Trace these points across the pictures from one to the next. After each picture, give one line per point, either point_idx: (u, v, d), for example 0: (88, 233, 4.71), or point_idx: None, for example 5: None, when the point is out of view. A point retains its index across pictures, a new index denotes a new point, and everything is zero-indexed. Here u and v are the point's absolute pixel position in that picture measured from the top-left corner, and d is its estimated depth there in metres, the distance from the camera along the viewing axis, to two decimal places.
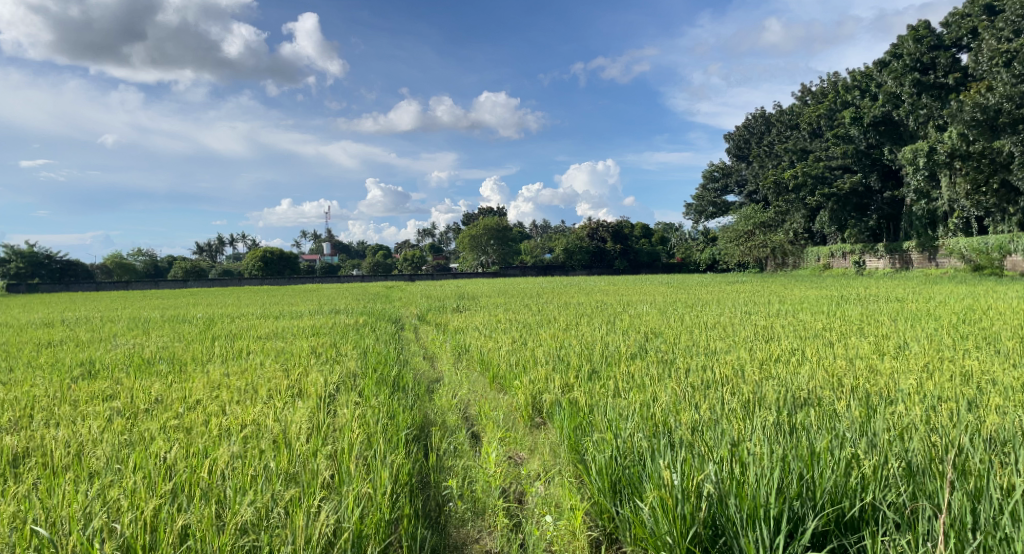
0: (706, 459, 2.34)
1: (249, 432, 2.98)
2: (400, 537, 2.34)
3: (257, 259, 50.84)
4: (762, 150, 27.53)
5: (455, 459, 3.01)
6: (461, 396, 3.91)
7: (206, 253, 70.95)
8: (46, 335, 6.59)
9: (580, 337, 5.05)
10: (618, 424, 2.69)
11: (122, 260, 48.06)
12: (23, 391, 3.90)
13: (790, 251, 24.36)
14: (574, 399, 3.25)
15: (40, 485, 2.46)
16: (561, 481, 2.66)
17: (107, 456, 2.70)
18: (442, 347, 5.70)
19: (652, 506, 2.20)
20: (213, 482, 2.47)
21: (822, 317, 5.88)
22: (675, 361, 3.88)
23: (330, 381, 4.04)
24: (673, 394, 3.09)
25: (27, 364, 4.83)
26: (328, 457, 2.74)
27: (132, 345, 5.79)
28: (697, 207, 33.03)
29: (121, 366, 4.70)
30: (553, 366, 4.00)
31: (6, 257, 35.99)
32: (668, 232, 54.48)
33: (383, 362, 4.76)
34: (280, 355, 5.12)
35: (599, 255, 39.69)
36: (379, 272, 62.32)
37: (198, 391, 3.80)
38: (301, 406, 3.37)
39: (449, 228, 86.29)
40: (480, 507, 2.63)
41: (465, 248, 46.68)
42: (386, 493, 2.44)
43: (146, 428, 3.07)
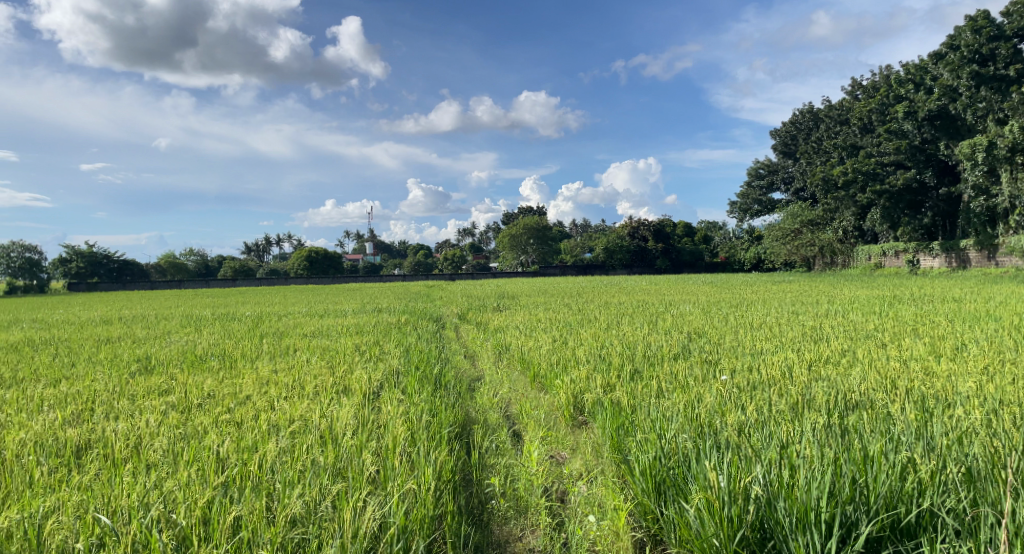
0: (753, 461, 2.30)
1: (297, 428, 3.06)
2: (445, 533, 2.37)
3: (303, 259, 52.03)
4: (810, 147, 26.86)
5: (497, 456, 3.02)
6: (502, 395, 3.92)
7: (254, 253, 72.85)
8: (104, 332, 6.85)
9: (621, 337, 5.02)
10: (662, 424, 2.67)
11: (175, 259, 49.70)
12: (84, 385, 4.07)
13: (839, 250, 23.65)
14: (617, 398, 3.23)
15: (101, 475, 2.57)
16: (604, 481, 2.65)
17: (163, 448, 2.80)
18: (483, 346, 5.71)
19: (697, 507, 2.17)
20: (262, 475, 2.55)
21: (875, 317, 5.70)
22: (720, 361, 3.83)
23: (374, 378, 4.10)
24: (718, 395, 3.05)
25: (88, 360, 5.05)
26: (374, 453, 2.78)
27: (185, 342, 5.99)
28: (742, 205, 32.42)
29: (175, 362, 4.89)
30: (595, 366, 3.99)
31: (68, 257, 37.62)
32: (711, 231, 53.56)
33: (425, 360, 4.80)
34: (325, 352, 5.24)
35: (640, 255, 39.27)
36: (420, 271, 62.98)
37: (248, 387, 3.91)
38: (347, 403, 3.44)
39: (488, 228, 86.59)
40: (523, 505, 2.65)
41: (505, 248, 46.81)
42: (430, 489, 2.47)
43: (200, 422, 3.17)
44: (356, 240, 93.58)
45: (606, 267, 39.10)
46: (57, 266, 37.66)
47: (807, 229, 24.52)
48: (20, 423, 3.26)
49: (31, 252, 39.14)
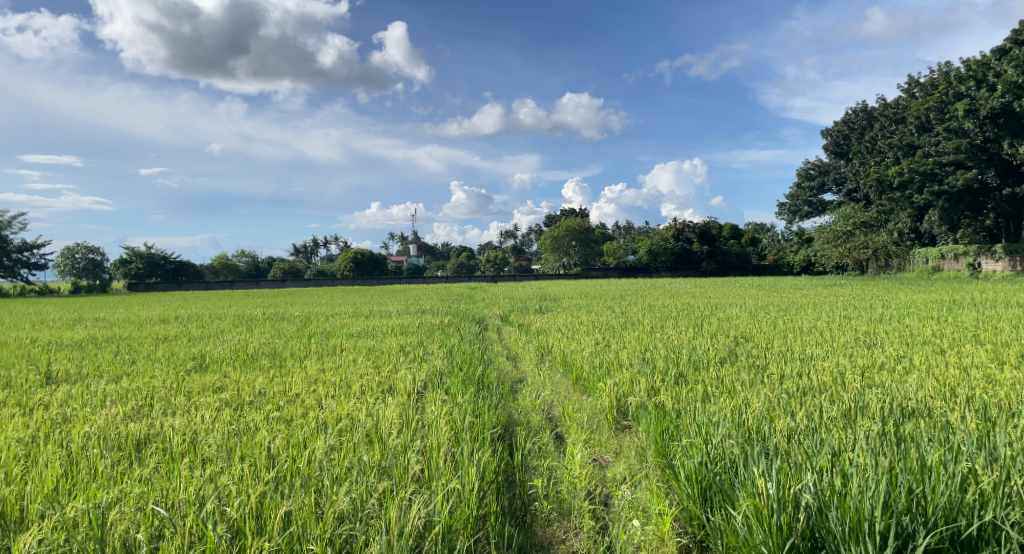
0: (803, 469, 2.25)
1: (344, 426, 3.12)
2: (489, 534, 2.39)
3: (348, 260, 53.05)
4: (863, 146, 26.05)
5: (540, 458, 3.03)
6: (545, 397, 3.93)
7: (302, 254, 74.73)
8: (162, 331, 7.14)
9: (666, 341, 4.97)
10: (709, 429, 2.63)
11: (227, 261, 51.21)
12: (144, 382, 4.23)
13: (894, 252, 22.87)
14: (661, 402, 3.20)
15: (161, 469, 2.68)
16: (648, 485, 2.62)
17: (217, 444, 2.90)
18: (525, 348, 5.72)
19: (745, 515, 2.14)
20: (311, 472, 2.61)
21: (932, 322, 5.50)
22: (768, 367, 3.74)
23: (419, 378, 4.17)
24: (766, 400, 2.99)
25: (147, 357, 5.26)
26: (418, 453, 2.82)
27: (237, 341, 6.18)
28: (791, 207, 31.65)
29: (228, 360, 5.05)
30: (638, 369, 3.96)
31: (128, 258, 39.13)
32: (759, 232, 52.43)
33: (468, 361, 4.85)
34: (371, 352, 5.32)
35: (684, 257, 38.71)
36: (463, 273, 63.43)
37: (297, 385, 4.01)
38: (392, 402, 3.50)
39: (530, 230, 86.65)
40: (566, 508, 2.64)
41: (547, 250, 46.78)
42: (474, 489, 2.50)
43: (251, 419, 3.27)
44: (400, 240, 94.72)
45: (650, 270, 38.70)
46: (118, 267, 39.20)
47: (860, 231, 23.84)
48: (86, 416, 3.42)
49: (94, 252, 40.90)
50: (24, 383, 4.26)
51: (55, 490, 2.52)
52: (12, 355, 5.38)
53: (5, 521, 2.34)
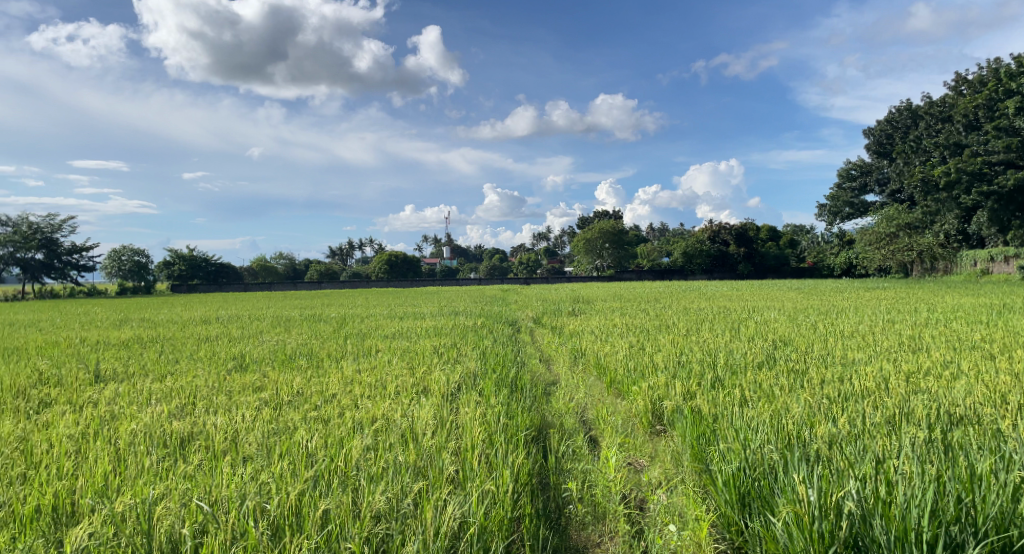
0: (846, 476, 2.20)
1: (380, 426, 3.16)
2: (523, 535, 2.40)
3: (383, 262, 53.76)
4: (908, 145, 25.36)
5: (574, 461, 3.01)
6: (578, 400, 3.91)
7: (337, 256, 75.84)
8: (203, 331, 7.32)
9: (702, 344, 4.90)
10: (747, 434, 2.59)
11: (266, 263, 52.35)
12: (187, 381, 4.35)
13: (940, 254, 21.96)
14: (697, 406, 3.16)
15: (204, 466, 2.75)
16: (684, 490, 2.60)
17: (257, 443, 2.96)
18: (559, 351, 5.70)
19: (785, 521, 2.10)
20: (348, 471, 2.65)
21: (981, 327, 5.31)
22: (808, 372, 3.66)
23: (452, 379, 4.20)
24: (806, 405, 2.93)
25: (190, 357, 5.40)
26: (453, 454, 2.84)
27: (276, 342, 6.30)
28: (832, 207, 30.95)
29: (267, 360, 5.16)
30: (673, 373, 3.90)
31: (171, 260, 40.35)
32: (798, 233, 51.40)
33: (502, 363, 4.87)
34: (405, 354, 5.37)
35: (721, 259, 38.16)
36: (495, 275, 63.65)
37: (334, 386, 4.08)
38: (426, 403, 3.53)
39: (564, 232, 86.49)
40: (601, 512, 2.63)
41: (580, 252, 46.63)
42: (509, 491, 2.51)
43: (290, 418, 3.33)
44: (433, 243, 95.50)
45: (685, 272, 38.24)
46: (162, 269, 40.44)
47: (904, 232, 23.14)
48: (133, 414, 3.52)
49: (139, 254, 42.16)
50: (74, 382, 4.42)
51: (104, 486, 2.60)
52: (61, 354, 5.55)
53: (58, 513, 2.42)
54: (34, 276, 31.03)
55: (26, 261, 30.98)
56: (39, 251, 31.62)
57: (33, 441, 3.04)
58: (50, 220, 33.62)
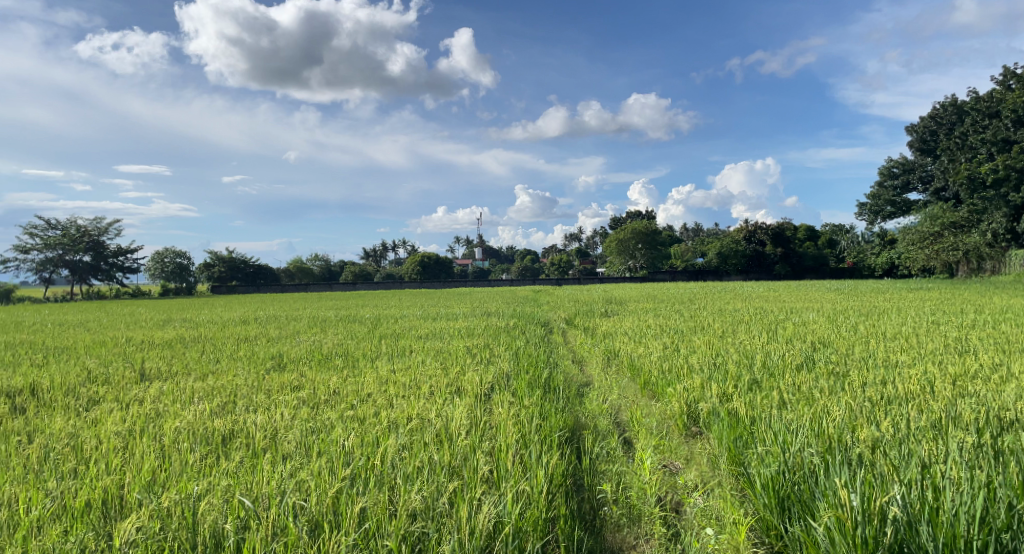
0: (890, 482, 2.16)
1: (415, 425, 3.19)
2: (558, 536, 2.39)
3: (416, 263, 54.34)
4: (953, 142, 24.65)
5: (609, 463, 3.00)
6: (612, 401, 3.90)
7: (370, 256, 76.68)
8: (242, 331, 7.48)
9: (738, 345, 4.83)
10: (786, 437, 2.55)
11: (302, 265, 53.32)
12: (228, 380, 4.45)
13: (987, 254, 20.62)
14: (734, 409, 3.12)
15: (245, 463, 2.81)
16: (721, 493, 2.56)
17: (296, 441, 3.02)
18: (592, 352, 5.68)
19: (826, 526, 2.07)
20: (385, 470, 2.68)
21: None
22: (849, 374, 3.58)
23: (485, 379, 4.22)
24: (848, 409, 2.87)
25: (230, 356, 5.53)
26: (487, 454, 2.85)
27: (312, 342, 6.42)
28: (872, 207, 30.25)
29: (305, 360, 5.27)
30: (709, 375, 3.86)
31: (211, 262, 41.39)
32: (837, 233, 50.32)
33: (535, 364, 4.87)
34: (439, 354, 5.42)
35: (757, 259, 37.55)
36: (528, 275, 63.77)
37: (370, 385, 4.13)
38: (460, 403, 3.55)
39: (596, 233, 86.17)
40: (636, 514, 2.62)
41: (613, 253, 46.41)
42: (543, 492, 2.51)
43: (327, 417, 3.38)
44: (465, 244, 96.03)
45: (719, 272, 37.71)
46: (202, 270, 41.52)
47: (948, 232, 22.29)
48: (176, 412, 3.62)
49: (181, 256, 43.23)
50: (121, 380, 4.56)
51: (150, 481, 2.68)
52: (108, 353, 5.73)
53: (107, 508, 2.50)
54: (82, 277, 32.08)
55: (75, 264, 32.01)
56: (87, 253, 32.64)
57: (83, 438, 3.15)
58: (97, 223, 34.67)
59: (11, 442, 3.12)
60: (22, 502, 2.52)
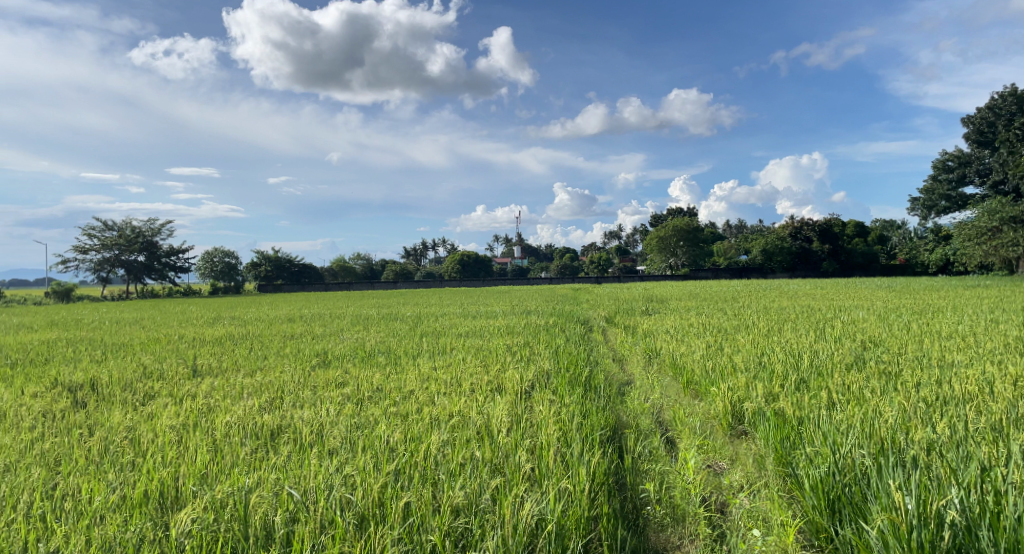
0: (947, 486, 2.10)
1: (456, 423, 3.22)
2: (601, 535, 2.38)
3: (457, 261, 54.85)
4: (1013, 133, 23.65)
5: (651, 463, 2.98)
6: (653, 401, 3.86)
7: (410, 256, 77.67)
8: (288, 329, 7.65)
9: (784, 344, 4.73)
10: (836, 438, 2.49)
11: (345, 264, 54.32)
12: (275, 376, 4.57)
13: None
14: (781, 409, 3.05)
15: (293, 458, 2.87)
16: (768, 494, 2.52)
17: (341, 437, 3.08)
18: (632, 350, 5.63)
19: (879, 530, 2.02)
20: (428, 466, 2.71)
21: None
22: (902, 374, 3.47)
23: (526, 378, 4.23)
24: (901, 409, 2.79)
25: (277, 353, 5.68)
26: (529, 452, 2.86)
27: (356, 339, 6.54)
28: (926, 201, 29.20)
29: (348, 357, 5.37)
30: (755, 374, 3.79)
31: (258, 261, 42.50)
32: (888, 229, 48.73)
33: (575, 362, 4.86)
34: (480, 352, 5.46)
35: (803, 256, 36.65)
36: (567, 273, 63.61)
37: (411, 382, 4.19)
38: (501, 401, 3.56)
39: (636, 231, 85.42)
40: (680, 514, 2.59)
41: (653, 250, 45.97)
42: (586, 490, 2.51)
43: (371, 414, 3.44)
44: (505, 242, 96.32)
45: (764, 270, 36.95)
46: (250, 269, 42.66)
47: (1008, 227, 21.18)
48: (227, 407, 3.74)
49: (229, 255, 44.45)
50: (175, 375, 4.74)
51: (203, 474, 2.77)
52: (163, 349, 5.96)
53: (164, 499, 2.59)
54: (137, 276, 33.30)
55: (130, 263, 33.26)
56: (141, 253, 33.87)
57: (141, 431, 3.28)
58: (151, 224, 35.96)
59: (74, 435, 3.26)
60: (85, 492, 2.63)
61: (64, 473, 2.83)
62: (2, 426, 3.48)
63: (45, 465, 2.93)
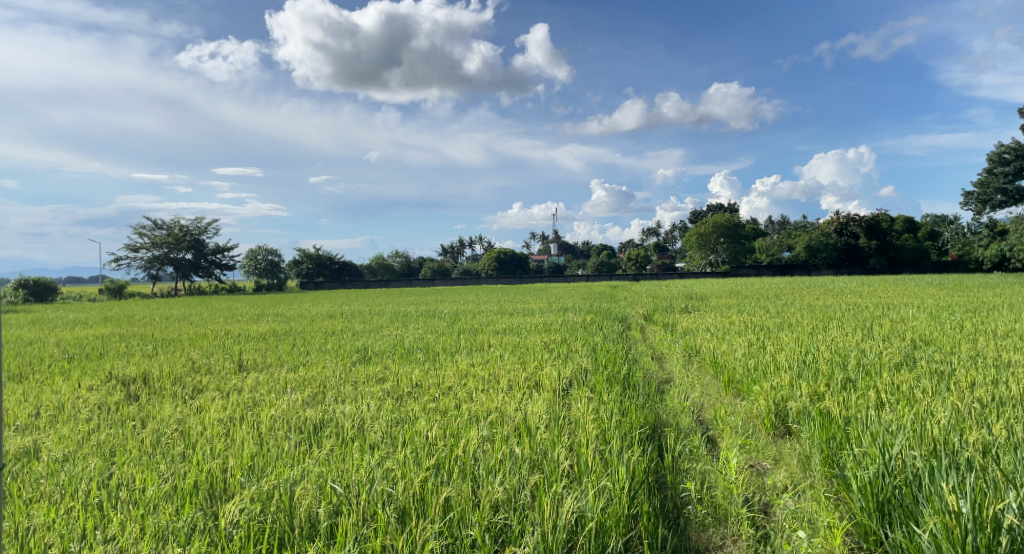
0: (1005, 490, 2.04)
1: (495, 419, 3.23)
2: (641, 533, 2.36)
3: (494, 259, 55.17)
4: None
5: (692, 461, 2.94)
6: (694, 399, 3.81)
7: (448, 253, 78.22)
8: (329, 326, 7.79)
9: (829, 343, 4.62)
10: (885, 439, 2.42)
11: (384, 262, 55.10)
12: (317, 371, 4.67)
13: None
14: (827, 408, 2.97)
15: (337, 451, 2.93)
16: (814, 495, 2.47)
17: (382, 431, 3.13)
18: (671, 348, 5.57)
19: (932, 533, 1.96)
20: (468, 461, 2.74)
21: None
22: (955, 374, 3.35)
23: (563, 374, 4.22)
24: (955, 410, 2.69)
25: (319, 349, 5.79)
26: (568, 449, 2.86)
27: (395, 336, 6.63)
28: (980, 196, 28.06)
29: (388, 353, 5.45)
30: (799, 373, 3.70)
31: (300, 259, 43.44)
32: (940, 224, 46.94)
33: (613, 359, 4.83)
34: (517, 349, 5.47)
35: (849, 253, 35.66)
36: (605, 271, 63.29)
37: (450, 378, 4.22)
38: (539, 398, 3.56)
39: (674, 228, 84.40)
40: (723, 515, 2.55)
41: (693, 248, 45.38)
42: (626, 488, 2.48)
43: (411, 409, 3.48)
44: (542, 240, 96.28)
45: (808, 268, 36.07)
46: (293, 267, 43.60)
47: None
48: (272, 401, 3.83)
49: (273, 253, 45.51)
50: (221, 370, 4.88)
51: (251, 466, 2.84)
52: (211, 345, 6.12)
53: (213, 489, 2.67)
54: (185, 274, 34.32)
55: (179, 261, 34.34)
56: (189, 251, 34.91)
57: (191, 423, 3.39)
58: (198, 223, 37.01)
59: (129, 426, 3.39)
60: (140, 482, 2.73)
61: (119, 463, 2.94)
62: (60, 417, 3.64)
63: (101, 455, 3.04)
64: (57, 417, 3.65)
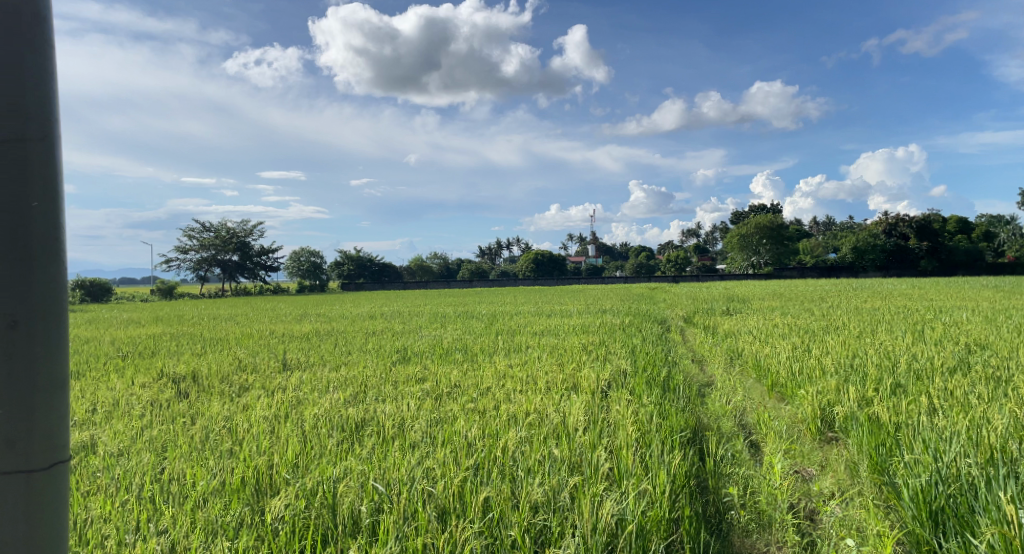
0: None
1: (533, 420, 3.23)
2: (682, 537, 2.32)
3: (532, 260, 55.27)
4: None
5: (734, 466, 2.90)
6: (736, 403, 3.76)
7: (486, 254, 78.55)
8: (370, 326, 7.90)
9: (877, 346, 4.49)
10: (938, 446, 2.34)
11: (422, 264, 55.67)
12: (358, 371, 4.74)
13: None
14: (875, 414, 2.90)
15: (378, 449, 2.99)
16: (863, 503, 2.41)
17: (422, 431, 3.17)
18: (712, 351, 5.49)
19: (988, 544, 1.89)
20: (507, 461, 2.75)
21: None
22: (1010, 380, 3.21)
23: (602, 377, 4.20)
24: (1011, 417, 2.58)
25: (360, 349, 5.88)
26: (607, 451, 2.84)
27: (434, 336, 6.68)
28: None
29: (427, 353, 5.50)
30: (845, 377, 3.61)
31: (341, 261, 44.20)
32: (996, 225, 45.07)
33: (653, 362, 4.79)
34: (555, 350, 5.46)
35: (898, 254, 34.59)
36: (643, 272, 62.76)
37: (488, 379, 4.24)
38: (577, 400, 3.56)
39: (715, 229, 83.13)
40: (766, 521, 2.50)
41: (734, 249, 44.64)
42: (667, 491, 2.46)
43: (450, 409, 3.51)
44: (580, 242, 95.90)
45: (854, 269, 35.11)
46: (334, 268, 44.38)
47: None
48: (315, 400, 3.91)
49: (315, 254, 46.41)
50: (266, 368, 4.99)
51: (296, 463, 2.91)
52: (256, 344, 6.27)
53: (260, 484, 2.74)
54: (231, 275, 35.25)
55: (225, 261, 35.28)
56: (235, 253, 35.84)
57: (238, 421, 3.49)
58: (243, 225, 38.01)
59: (179, 422, 3.51)
60: (191, 476, 2.82)
61: (170, 458, 3.04)
62: (115, 413, 3.77)
63: (153, 450, 3.15)
64: (112, 413, 3.79)
